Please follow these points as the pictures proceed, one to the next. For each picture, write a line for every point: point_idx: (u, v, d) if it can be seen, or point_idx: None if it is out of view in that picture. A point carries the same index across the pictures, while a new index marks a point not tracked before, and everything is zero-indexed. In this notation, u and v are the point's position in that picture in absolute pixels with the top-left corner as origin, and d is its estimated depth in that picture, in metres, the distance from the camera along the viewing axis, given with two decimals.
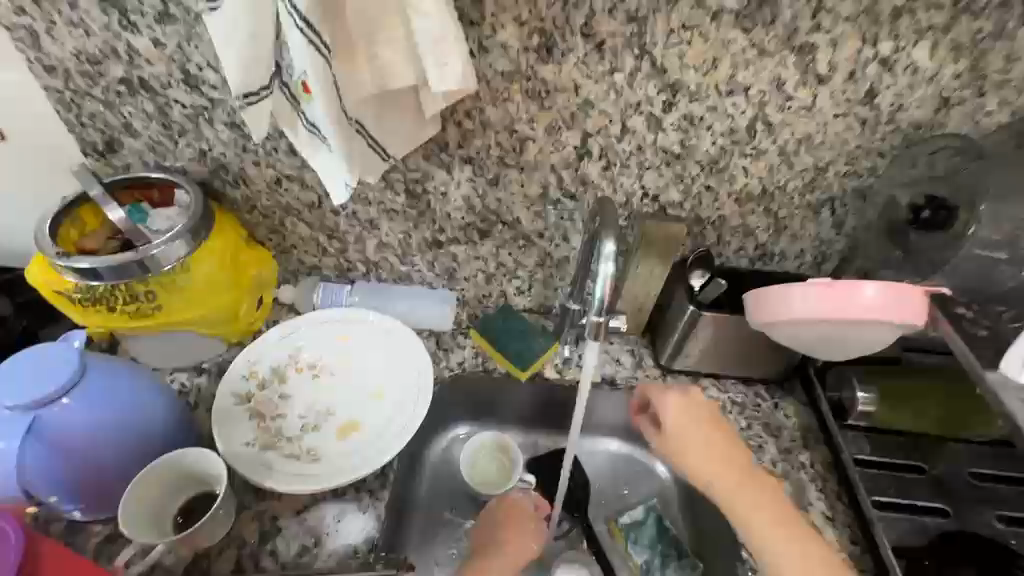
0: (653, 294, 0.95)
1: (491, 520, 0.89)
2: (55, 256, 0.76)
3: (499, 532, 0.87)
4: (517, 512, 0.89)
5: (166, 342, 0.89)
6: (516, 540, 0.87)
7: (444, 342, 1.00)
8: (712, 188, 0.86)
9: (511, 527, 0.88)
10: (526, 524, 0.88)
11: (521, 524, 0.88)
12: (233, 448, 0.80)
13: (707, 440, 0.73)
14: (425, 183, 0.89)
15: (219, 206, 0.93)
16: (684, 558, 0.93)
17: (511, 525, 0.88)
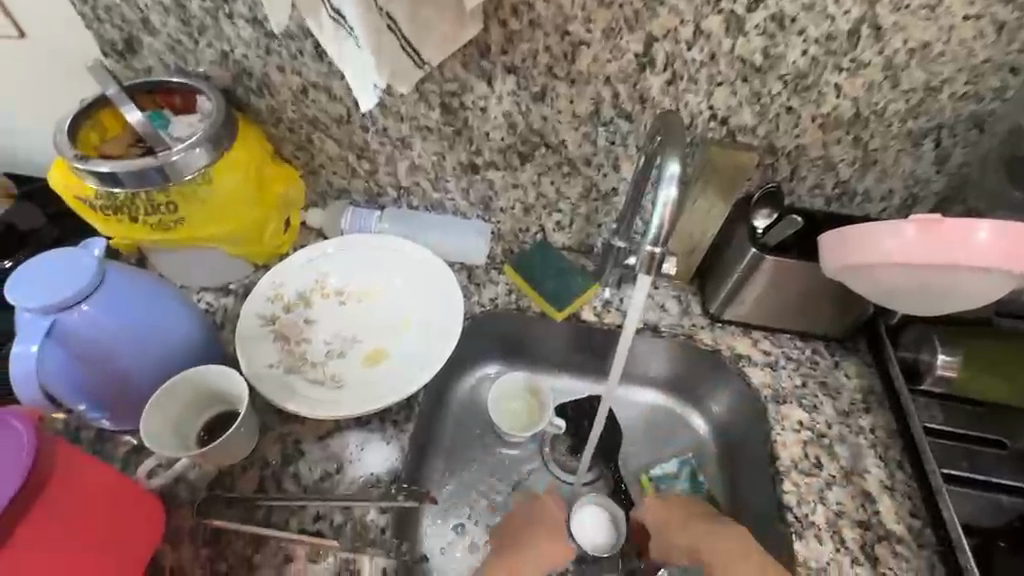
0: (710, 234, 0.85)
1: (525, 516, 0.84)
2: (74, 158, 0.72)
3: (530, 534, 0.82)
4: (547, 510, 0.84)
5: (191, 260, 0.86)
6: (547, 538, 0.81)
7: (477, 277, 0.94)
8: (794, 110, 0.74)
9: (542, 527, 0.82)
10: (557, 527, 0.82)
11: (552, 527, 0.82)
12: (256, 368, 0.78)
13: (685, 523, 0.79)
14: (462, 97, 0.80)
15: (244, 117, 0.86)
16: None
17: (542, 526, 0.82)
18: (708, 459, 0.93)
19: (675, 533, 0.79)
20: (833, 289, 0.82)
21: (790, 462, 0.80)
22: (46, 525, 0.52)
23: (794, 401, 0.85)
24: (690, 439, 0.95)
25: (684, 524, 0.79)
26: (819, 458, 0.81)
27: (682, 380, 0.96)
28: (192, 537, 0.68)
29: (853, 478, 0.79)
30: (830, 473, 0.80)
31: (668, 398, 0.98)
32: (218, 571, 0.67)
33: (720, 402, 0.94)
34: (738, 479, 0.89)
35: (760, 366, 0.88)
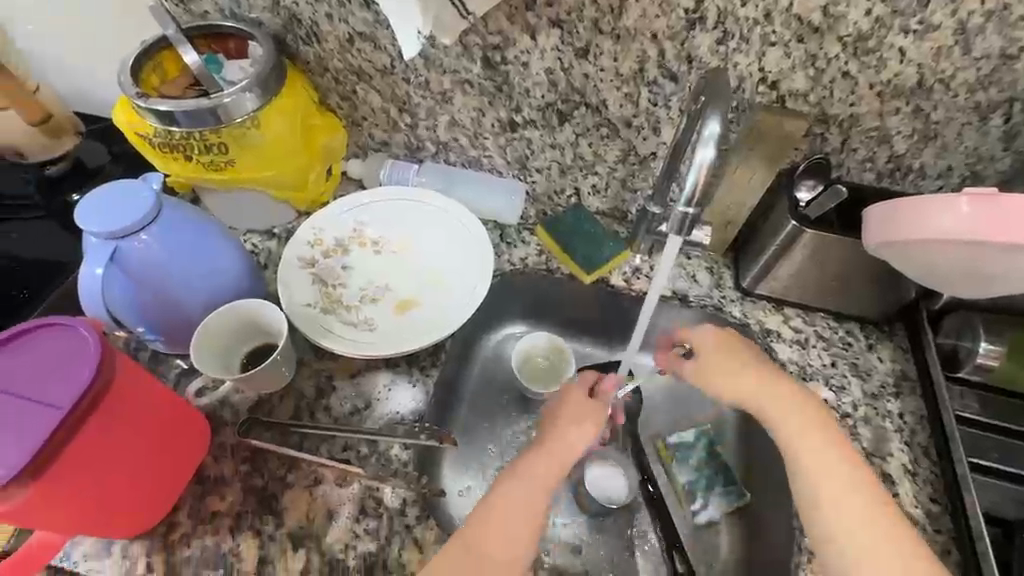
0: (748, 204, 0.83)
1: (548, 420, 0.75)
2: (135, 96, 0.77)
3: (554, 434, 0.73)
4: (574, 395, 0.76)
5: (238, 201, 0.91)
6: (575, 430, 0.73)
7: (508, 237, 0.96)
8: (850, 76, 0.70)
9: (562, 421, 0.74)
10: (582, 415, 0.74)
11: (579, 419, 0.74)
12: (295, 307, 0.83)
13: (736, 363, 0.74)
14: (505, 51, 0.79)
15: (292, 65, 0.88)
16: (731, 486, 0.87)
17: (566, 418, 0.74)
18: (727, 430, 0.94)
19: (739, 376, 0.73)
20: (874, 269, 0.80)
21: None
22: (102, 436, 0.58)
23: (821, 379, 0.84)
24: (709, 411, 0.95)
25: (753, 373, 0.73)
26: None
27: None
28: (233, 455, 0.74)
29: (873, 460, 0.78)
30: None
31: None
32: (254, 487, 0.73)
33: None
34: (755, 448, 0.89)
35: (789, 343, 0.87)
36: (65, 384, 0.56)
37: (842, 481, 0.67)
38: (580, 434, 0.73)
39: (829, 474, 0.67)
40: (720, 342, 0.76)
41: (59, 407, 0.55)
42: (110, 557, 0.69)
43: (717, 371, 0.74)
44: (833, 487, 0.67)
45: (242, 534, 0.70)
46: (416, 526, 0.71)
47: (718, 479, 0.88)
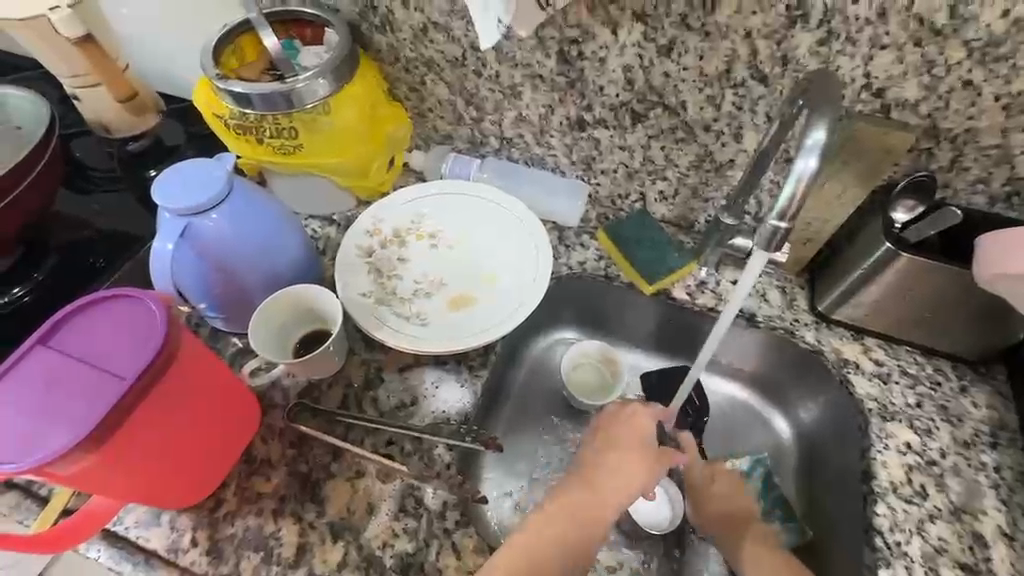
0: (834, 223, 0.76)
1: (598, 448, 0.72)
2: (215, 78, 0.78)
3: (615, 459, 0.71)
4: (634, 438, 0.72)
5: (302, 186, 0.92)
6: (633, 472, 0.71)
7: (567, 239, 0.92)
8: (973, 84, 0.62)
9: (618, 463, 0.71)
10: (636, 460, 0.71)
11: (639, 466, 0.71)
12: (350, 295, 0.82)
13: (724, 498, 0.79)
14: (582, 46, 0.75)
15: (365, 53, 0.88)
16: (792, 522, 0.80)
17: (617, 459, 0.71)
18: (787, 460, 0.87)
19: (721, 506, 0.79)
20: (980, 303, 0.71)
21: (889, 484, 0.72)
22: (163, 410, 0.59)
23: (904, 420, 0.76)
24: (768, 441, 0.89)
25: (728, 509, 0.78)
26: (925, 488, 0.72)
27: (772, 379, 0.89)
28: (281, 438, 0.75)
29: (963, 516, 0.70)
30: (935, 506, 0.71)
31: (751, 394, 0.91)
32: (299, 472, 0.73)
33: (809, 407, 0.86)
34: (819, 485, 0.82)
35: (868, 377, 0.79)
36: (132, 356, 0.56)
37: None
38: (635, 483, 0.70)
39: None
40: (710, 469, 0.81)
41: (125, 378, 0.55)
42: (159, 527, 0.70)
43: (712, 498, 0.79)
44: None
45: (284, 518, 0.70)
46: (455, 531, 0.70)
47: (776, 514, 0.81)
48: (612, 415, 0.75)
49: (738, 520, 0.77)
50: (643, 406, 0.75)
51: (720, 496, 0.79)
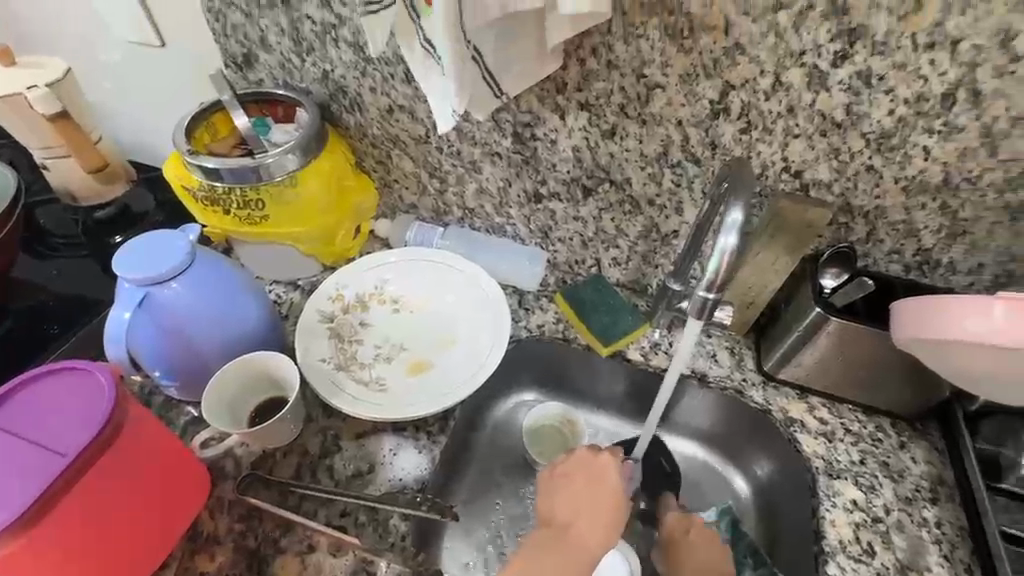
0: (770, 288, 0.82)
1: (568, 490, 0.74)
2: (186, 153, 0.82)
3: (580, 505, 0.73)
4: (608, 479, 0.74)
5: (269, 254, 0.94)
6: (599, 518, 0.72)
7: (527, 302, 0.96)
8: (875, 169, 0.70)
9: (591, 504, 0.73)
10: (610, 500, 0.73)
11: (614, 506, 0.73)
12: (310, 361, 0.83)
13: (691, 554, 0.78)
14: (534, 129, 0.82)
15: (334, 130, 0.94)
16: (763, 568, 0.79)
17: (591, 500, 0.73)
18: (747, 513, 0.88)
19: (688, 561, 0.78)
20: (907, 364, 0.76)
21: (838, 543, 0.75)
22: (102, 491, 0.57)
23: (849, 477, 0.79)
24: (727, 499, 0.90)
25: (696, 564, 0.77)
26: (871, 546, 0.74)
27: (726, 437, 0.91)
28: (230, 511, 0.72)
29: (909, 574, 0.73)
30: (883, 563, 0.73)
31: (707, 453, 0.93)
32: (246, 547, 0.70)
33: (763, 463, 0.88)
34: (780, 536, 0.83)
35: (814, 435, 0.83)
36: (75, 430, 0.56)
37: None
38: (608, 526, 0.71)
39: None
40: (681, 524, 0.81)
41: (64, 454, 0.55)
42: None
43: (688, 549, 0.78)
44: None
45: None
46: None
47: (748, 564, 0.80)
48: (585, 460, 0.76)
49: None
50: (612, 453, 0.76)
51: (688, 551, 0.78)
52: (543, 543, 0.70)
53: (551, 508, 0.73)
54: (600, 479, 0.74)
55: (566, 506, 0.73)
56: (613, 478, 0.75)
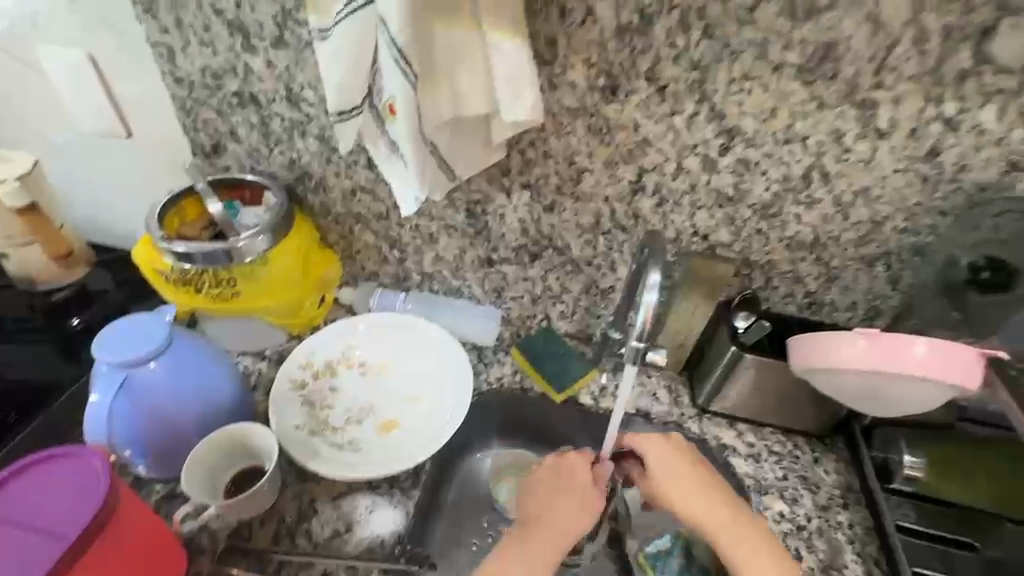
0: (695, 331, 0.96)
1: (539, 492, 0.82)
2: (158, 238, 0.88)
3: (551, 503, 0.80)
4: (582, 475, 0.82)
5: (239, 327, 0.99)
6: (571, 511, 0.79)
7: (486, 357, 1.05)
8: (762, 232, 0.86)
9: (561, 500, 0.80)
10: (588, 493, 0.81)
11: (585, 499, 0.80)
12: (284, 429, 0.89)
13: (694, 483, 0.80)
14: (484, 206, 0.95)
15: (300, 210, 1.02)
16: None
17: (561, 496, 0.81)
18: None
19: (694, 488, 0.80)
20: (808, 390, 0.91)
21: None
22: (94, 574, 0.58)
23: (775, 492, 0.91)
24: None
25: (704, 488, 0.80)
26: (798, 551, 0.86)
27: None
28: None
29: (831, 572, 0.84)
30: (808, 566, 0.85)
31: None
32: None
33: None
34: None
35: (744, 457, 0.95)
36: (71, 514, 0.58)
37: (758, 545, 0.76)
38: (582, 516, 0.79)
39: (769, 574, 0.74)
40: (678, 452, 0.82)
41: (64, 538, 0.56)
42: None
43: (670, 466, 0.81)
44: (749, 551, 0.76)
45: None
46: None
47: None
48: (555, 464, 0.84)
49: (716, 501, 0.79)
50: (579, 453, 0.84)
51: (692, 478, 0.81)
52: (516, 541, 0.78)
53: (525, 510, 0.82)
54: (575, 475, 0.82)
55: (538, 506, 0.81)
56: (582, 474, 0.82)
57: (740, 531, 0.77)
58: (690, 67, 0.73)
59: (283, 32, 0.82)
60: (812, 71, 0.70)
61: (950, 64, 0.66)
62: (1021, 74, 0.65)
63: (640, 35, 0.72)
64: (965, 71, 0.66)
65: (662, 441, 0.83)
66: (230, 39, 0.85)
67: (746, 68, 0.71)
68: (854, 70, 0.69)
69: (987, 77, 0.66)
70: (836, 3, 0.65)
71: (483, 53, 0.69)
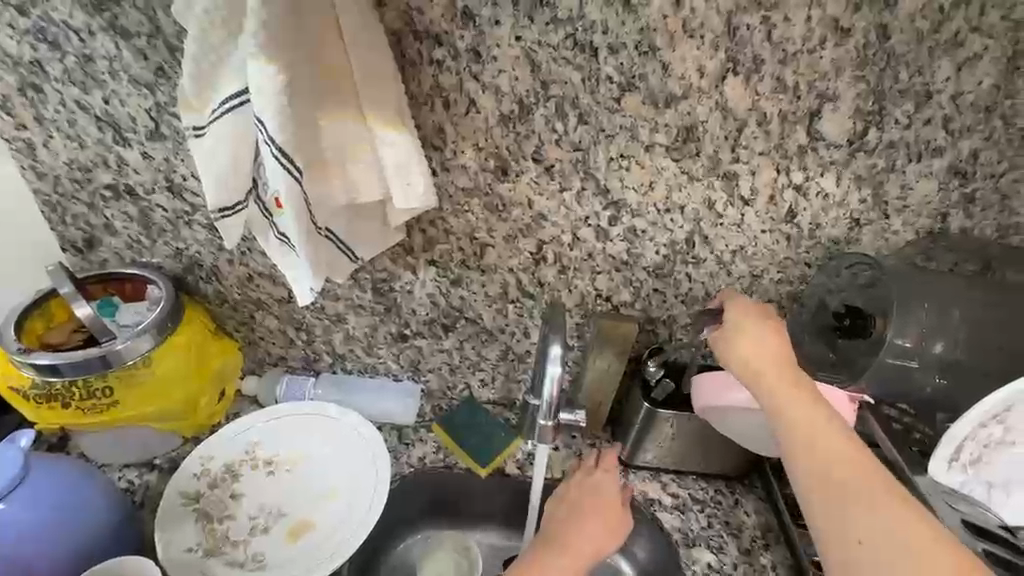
0: (609, 392, 0.97)
1: (570, 505, 0.83)
2: (15, 351, 0.79)
3: (582, 516, 0.82)
4: (613, 488, 0.85)
5: (120, 438, 0.89)
6: (602, 523, 0.81)
7: (406, 436, 1.00)
8: (659, 291, 0.90)
9: (591, 512, 0.82)
10: (617, 504, 0.84)
11: (616, 511, 0.83)
12: (173, 554, 0.81)
13: (773, 352, 0.66)
14: (391, 283, 0.93)
15: (191, 299, 0.94)
16: None
17: (592, 508, 0.83)
18: None
19: (770, 363, 0.66)
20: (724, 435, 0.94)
21: None
22: None
23: (702, 542, 0.93)
24: None
25: (790, 367, 0.65)
26: None
27: None
28: None
29: None
30: None
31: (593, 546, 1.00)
32: None
33: (641, 545, 0.96)
34: None
35: (670, 509, 0.96)
36: None
37: (849, 467, 0.58)
38: (613, 529, 0.81)
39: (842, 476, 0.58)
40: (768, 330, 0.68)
41: None
42: None
43: (744, 338, 0.68)
44: (837, 469, 0.58)
45: None
46: None
47: None
48: (584, 478, 0.86)
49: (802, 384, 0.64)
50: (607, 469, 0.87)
51: (774, 350, 0.67)
52: (545, 550, 0.77)
53: (555, 517, 0.82)
54: (605, 488, 0.85)
55: (569, 516, 0.82)
56: (611, 489, 0.85)
57: (820, 427, 0.61)
58: (572, 148, 0.78)
59: (160, 125, 0.79)
60: (678, 149, 0.77)
61: (791, 140, 0.76)
62: (847, 147, 0.76)
63: (523, 121, 0.76)
64: (803, 146, 0.76)
65: (744, 303, 0.71)
66: (99, 133, 0.80)
67: (620, 149, 0.77)
68: (713, 148, 0.77)
69: (821, 151, 0.76)
70: (689, 93, 0.73)
71: (370, 145, 0.70)
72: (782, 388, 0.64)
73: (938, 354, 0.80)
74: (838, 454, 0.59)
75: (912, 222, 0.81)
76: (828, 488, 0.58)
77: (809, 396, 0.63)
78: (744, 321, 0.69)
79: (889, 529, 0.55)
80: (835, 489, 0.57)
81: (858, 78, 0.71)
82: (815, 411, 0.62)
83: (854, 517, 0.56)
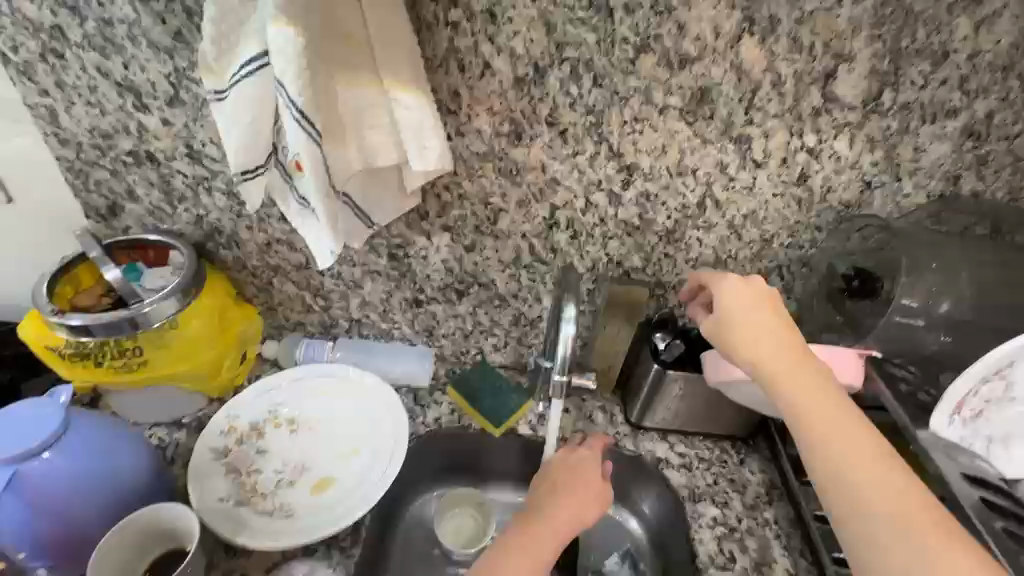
0: (619, 355, 1.00)
1: (553, 477, 0.84)
2: (49, 312, 0.82)
3: (567, 489, 0.82)
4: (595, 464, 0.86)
5: (150, 398, 0.93)
6: (585, 497, 0.82)
7: (422, 398, 1.03)
8: (670, 256, 0.91)
9: (576, 486, 0.83)
10: (600, 481, 0.84)
11: (600, 487, 0.84)
12: (206, 503, 0.85)
13: (772, 336, 0.68)
14: (406, 249, 0.95)
15: (212, 265, 0.97)
16: None
17: (577, 483, 0.83)
18: (643, 551, 1.00)
19: (771, 348, 0.67)
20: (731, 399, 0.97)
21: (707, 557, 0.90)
22: None
23: (708, 498, 0.96)
24: (624, 537, 1.01)
25: (791, 349, 0.67)
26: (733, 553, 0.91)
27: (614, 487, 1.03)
28: None
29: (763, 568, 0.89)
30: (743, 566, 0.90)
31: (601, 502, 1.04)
32: None
33: (649, 501, 1.00)
34: (669, 553, 0.96)
35: (677, 468, 0.99)
36: None
37: (859, 450, 0.60)
38: (597, 503, 0.82)
39: (852, 459, 0.59)
40: (769, 316, 0.70)
41: None
42: None
43: (739, 323, 0.70)
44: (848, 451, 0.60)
45: None
46: None
47: None
48: (567, 456, 0.87)
49: (808, 368, 0.66)
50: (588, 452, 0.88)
51: (773, 334, 0.68)
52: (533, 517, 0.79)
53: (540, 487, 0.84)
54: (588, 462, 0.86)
55: (553, 488, 0.82)
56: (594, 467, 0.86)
57: (826, 409, 0.63)
58: (586, 111, 0.78)
59: (179, 90, 0.80)
60: (691, 112, 0.77)
61: (805, 102, 0.76)
62: (861, 108, 0.76)
63: (537, 84, 0.77)
64: (817, 108, 0.76)
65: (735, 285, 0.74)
66: (119, 99, 0.81)
67: (634, 112, 0.78)
68: (727, 110, 0.77)
69: (835, 113, 0.76)
70: (704, 54, 0.73)
71: (387, 108, 0.70)
72: (785, 372, 0.66)
73: (945, 314, 0.81)
74: (845, 435, 0.61)
75: (924, 184, 0.81)
76: (842, 477, 0.59)
77: (813, 377, 0.65)
78: (733, 307, 0.71)
79: (902, 514, 0.56)
80: (848, 474, 0.59)
81: (874, 37, 0.71)
82: (819, 393, 0.64)
83: (867, 499, 0.57)
